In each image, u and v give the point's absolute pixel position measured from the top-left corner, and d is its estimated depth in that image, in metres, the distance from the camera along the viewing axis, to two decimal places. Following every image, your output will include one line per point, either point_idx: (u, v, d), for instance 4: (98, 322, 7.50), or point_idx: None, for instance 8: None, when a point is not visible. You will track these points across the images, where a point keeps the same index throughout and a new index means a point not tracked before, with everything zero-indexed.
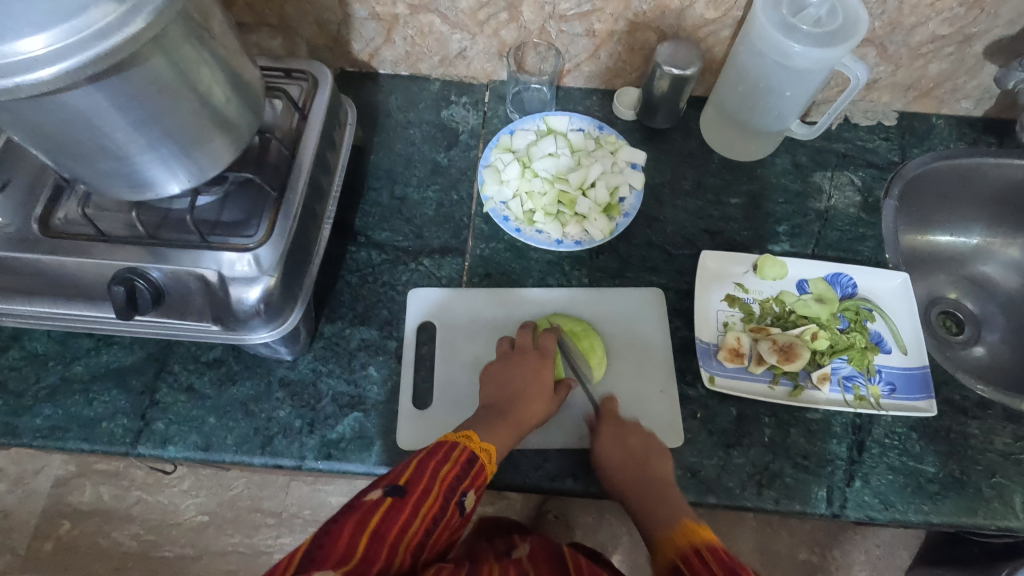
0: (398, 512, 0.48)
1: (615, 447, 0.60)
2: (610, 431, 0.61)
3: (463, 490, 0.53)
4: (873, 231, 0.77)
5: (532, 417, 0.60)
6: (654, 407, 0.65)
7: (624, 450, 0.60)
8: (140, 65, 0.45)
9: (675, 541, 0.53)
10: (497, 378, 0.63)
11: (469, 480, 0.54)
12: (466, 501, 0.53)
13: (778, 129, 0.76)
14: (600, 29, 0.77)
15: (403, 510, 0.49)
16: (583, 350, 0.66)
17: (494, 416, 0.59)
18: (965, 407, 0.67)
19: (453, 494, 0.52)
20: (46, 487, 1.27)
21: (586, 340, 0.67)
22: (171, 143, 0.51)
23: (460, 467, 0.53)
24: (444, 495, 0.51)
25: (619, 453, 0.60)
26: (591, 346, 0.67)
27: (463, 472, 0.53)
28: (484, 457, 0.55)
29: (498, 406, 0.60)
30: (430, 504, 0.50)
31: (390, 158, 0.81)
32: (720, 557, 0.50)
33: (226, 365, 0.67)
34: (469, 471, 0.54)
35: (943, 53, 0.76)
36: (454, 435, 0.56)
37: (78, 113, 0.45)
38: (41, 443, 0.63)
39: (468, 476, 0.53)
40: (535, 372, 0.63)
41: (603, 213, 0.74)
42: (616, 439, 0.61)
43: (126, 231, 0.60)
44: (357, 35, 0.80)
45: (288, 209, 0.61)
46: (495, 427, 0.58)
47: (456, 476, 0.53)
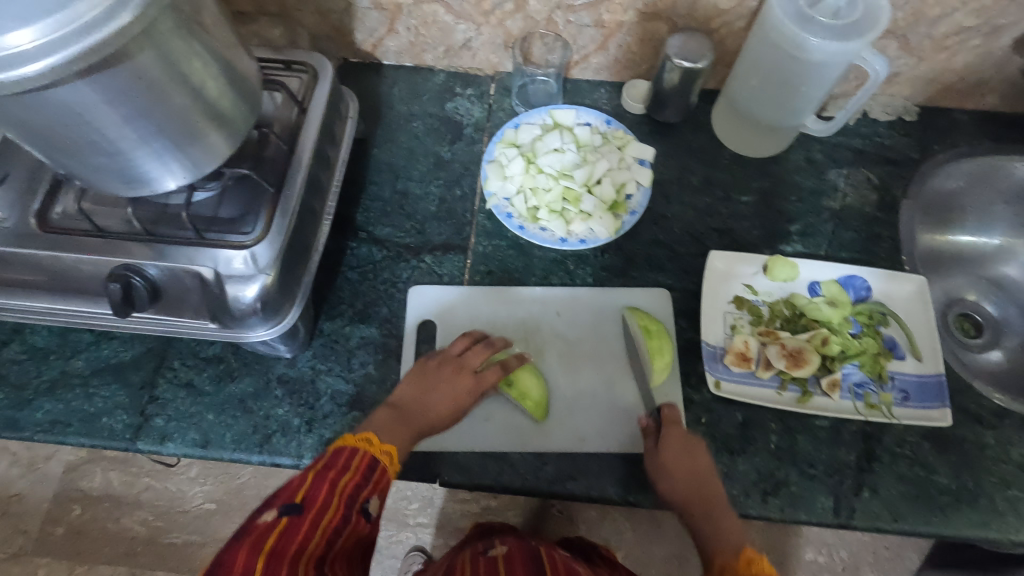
0: (296, 529, 0.44)
1: (679, 454, 0.57)
2: (675, 436, 0.59)
3: (367, 496, 0.50)
4: (889, 232, 0.74)
5: (431, 424, 0.58)
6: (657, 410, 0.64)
7: (684, 460, 0.57)
8: (129, 60, 0.43)
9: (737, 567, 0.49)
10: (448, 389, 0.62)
11: (370, 488, 0.50)
12: (370, 507, 0.50)
13: (793, 125, 0.74)
14: (609, 19, 0.74)
15: (301, 526, 0.44)
16: (650, 349, 0.64)
17: (397, 415, 0.57)
18: (981, 415, 0.64)
19: (355, 503, 0.48)
20: (57, 472, 1.29)
21: (656, 340, 0.64)
22: (165, 139, 0.50)
23: (360, 474, 0.50)
24: (345, 506, 0.47)
25: (681, 467, 0.57)
26: (659, 347, 0.64)
27: (364, 479, 0.50)
28: (388, 459, 0.53)
29: (403, 409, 0.58)
30: (329, 517, 0.46)
31: (393, 151, 0.79)
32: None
33: (225, 362, 0.67)
34: (369, 476, 0.50)
35: (970, 45, 0.73)
36: (354, 438, 0.53)
37: (68, 109, 0.44)
38: (42, 437, 0.63)
39: (368, 483, 0.50)
40: (454, 382, 0.60)
41: (609, 210, 0.72)
42: (682, 449, 0.58)
43: (124, 227, 0.59)
44: (359, 25, 0.78)
45: (286, 205, 0.60)
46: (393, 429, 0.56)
47: (358, 483, 0.49)
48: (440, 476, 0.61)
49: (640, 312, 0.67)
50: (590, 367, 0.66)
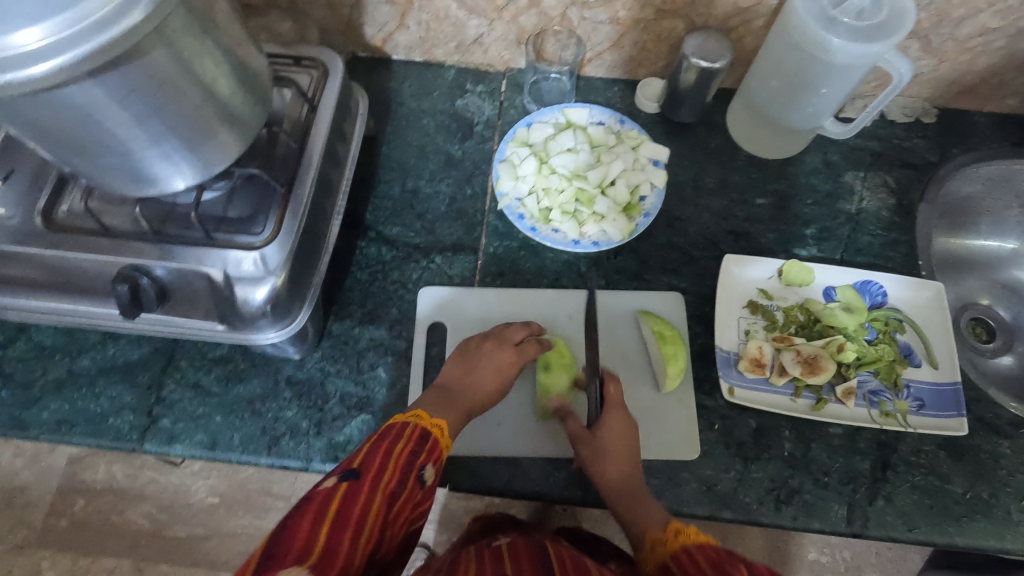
0: (357, 493, 0.44)
1: (617, 433, 0.58)
2: (616, 416, 0.59)
3: (422, 462, 0.50)
4: (906, 237, 0.73)
5: (471, 416, 0.58)
6: (669, 416, 0.63)
7: (622, 441, 0.58)
8: (139, 59, 0.42)
9: (666, 541, 0.50)
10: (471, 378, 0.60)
11: (425, 454, 0.51)
12: (427, 473, 0.50)
13: (811, 127, 0.72)
14: (625, 16, 0.73)
15: (361, 490, 0.45)
16: (665, 355, 0.63)
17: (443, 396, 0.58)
18: (997, 425, 0.64)
19: (412, 468, 0.48)
20: (61, 464, 1.28)
21: (672, 346, 0.63)
22: (174, 138, 0.49)
23: (412, 442, 0.50)
24: (402, 470, 0.48)
25: (618, 445, 0.57)
26: (674, 353, 0.63)
27: (417, 447, 0.50)
28: (438, 431, 0.53)
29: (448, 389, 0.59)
30: (386, 480, 0.46)
31: (402, 148, 0.78)
32: (711, 554, 0.46)
33: (233, 362, 0.66)
34: (424, 444, 0.51)
35: (993, 47, 0.71)
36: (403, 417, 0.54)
37: (76, 108, 0.43)
38: (49, 437, 0.62)
39: (423, 450, 0.51)
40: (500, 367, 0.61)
41: (622, 212, 0.71)
42: (620, 427, 0.58)
43: (131, 226, 0.58)
44: (370, 19, 0.76)
45: (296, 205, 0.59)
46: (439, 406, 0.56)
47: (413, 450, 0.50)
48: (450, 481, 0.60)
49: (655, 316, 0.66)
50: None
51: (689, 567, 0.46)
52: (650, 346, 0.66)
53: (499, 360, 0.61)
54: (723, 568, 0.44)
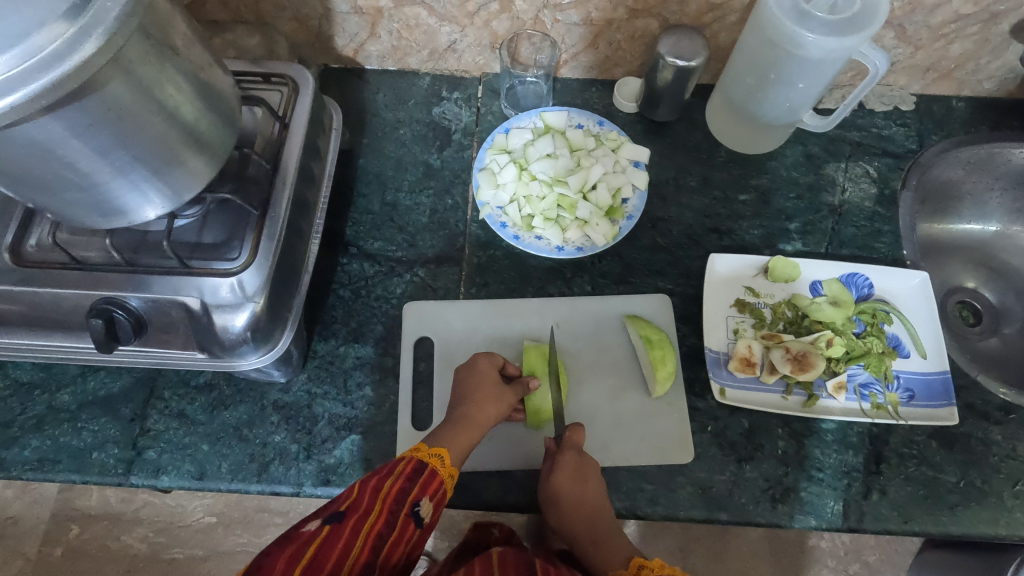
0: (338, 536, 0.47)
1: (570, 482, 0.56)
2: (568, 464, 0.56)
3: (415, 498, 0.52)
4: (890, 226, 0.73)
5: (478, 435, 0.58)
6: (661, 421, 0.63)
7: (576, 489, 0.56)
8: (96, 92, 0.41)
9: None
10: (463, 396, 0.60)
11: (418, 490, 0.52)
12: (420, 510, 0.52)
13: (789, 121, 0.72)
14: (598, 17, 0.72)
15: (343, 533, 0.47)
16: (653, 359, 0.63)
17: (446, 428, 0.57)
18: (987, 411, 0.64)
19: (401, 507, 0.51)
20: (52, 493, 1.26)
21: (659, 350, 0.63)
22: (141, 168, 0.48)
23: (405, 478, 0.52)
24: (392, 509, 0.50)
25: (571, 495, 0.56)
26: (662, 357, 0.63)
27: (410, 484, 0.52)
28: (438, 462, 0.54)
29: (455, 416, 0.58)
30: (372, 523, 0.49)
31: (380, 160, 0.77)
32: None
33: (218, 389, 0.65)
34: (416, 479, 0.52)
35: (966, 33, 0.71)
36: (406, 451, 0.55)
37: (35, 144, 0.42)
38: (31, 476, 0.61)
39: (416, 485, 0.52)
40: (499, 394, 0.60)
41: (606, 216, 0.70)
42: (575, 476, 0.56)
43: (103, 257, 0.57)
44: (340, 30, 0.75)
45: (272, 228, 0.57)
46: (449, 435, 0.56)
47: (403, 487, 0.52)
48: None
49: (642, 321, 0.66)
50: (593, 381, 0.65)
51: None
52: (639, 351, 0.65)
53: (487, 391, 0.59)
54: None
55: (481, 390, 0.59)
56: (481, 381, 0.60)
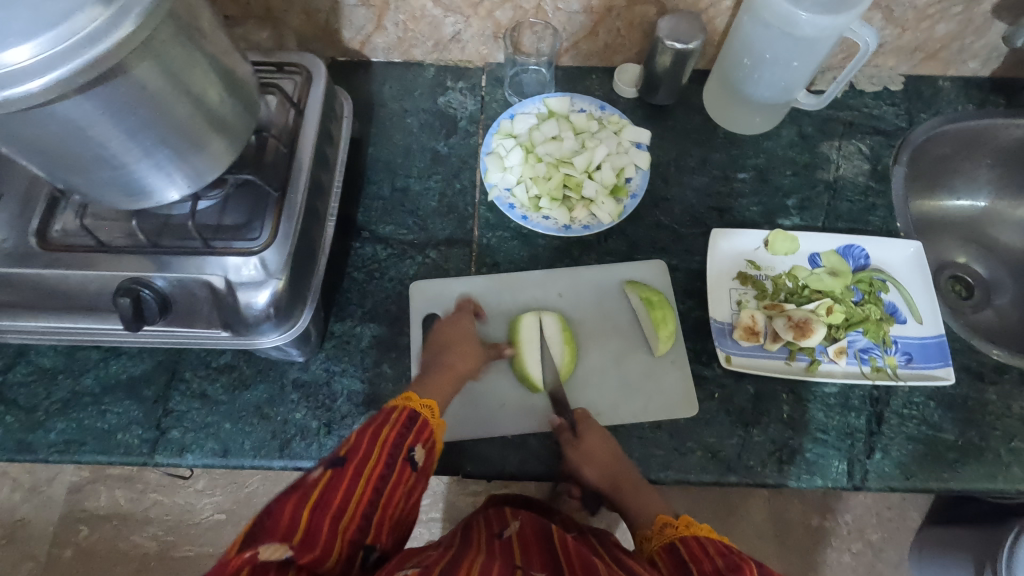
0: (340, 480, 0.48)
1: (594, 442, 0.60)
2: (586, 438, 0.60)
3: (410, 444, 0.52)
4: (883, 201, 0.76)
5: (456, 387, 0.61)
6: (666, 378, 0.65)
7: (600, 447, 0.60)
8: (130, 72, 0.43)
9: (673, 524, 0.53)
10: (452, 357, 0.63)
11: (413, 437, 0.53)
12: (416, 455, 0.52)
13: (784, 101, 0.75)
14: (598, 5, 0.75)
15: (345, 476, 0.48)
16: (656, 320, 0.65)
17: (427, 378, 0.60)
18: (982, 372, 0.67)
19: (399, 453, 0.51)
20: (61, 494, 1.27)
21: (660, 310, 0.66)
22: (168, 149, 0.50)
23: (401, 426, 0.53)
24: (390, 454, 0.51)
25: (597, 455, 0.60)
26: (663, 317, 0.66)
27: (406, 431, 0.53)
28: (428, 413, 0.56)
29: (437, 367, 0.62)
30: (374, 467, 0.49)
31: (389, 149, 0.79)
32: (719, 546, 0.49)
33: (238, 370, 0.66)
34: (411, 427, 0.53)
35: (951, 13, 0.74)
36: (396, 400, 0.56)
37: (70, 123, 0.44)
38: (58, 458, 0.62)
39: (411, 433, 0.53)
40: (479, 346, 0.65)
41: (610, 195, 0.73)
42: (595, 437, 0.61)
43: (127, 240, 0.59)
44: (347, 23, 0.77)
45: (291, 209, 0.60)
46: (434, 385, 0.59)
47: (400, 434, 0.52)
48: (463, 469, 0.61)
49: (641, 286, 0.69)
50: (598, 346, 0.68)
51: (696, 553, 0.49)
52: (640, 315, 0.68)
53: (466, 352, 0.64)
54: (732, 560, 0.47)
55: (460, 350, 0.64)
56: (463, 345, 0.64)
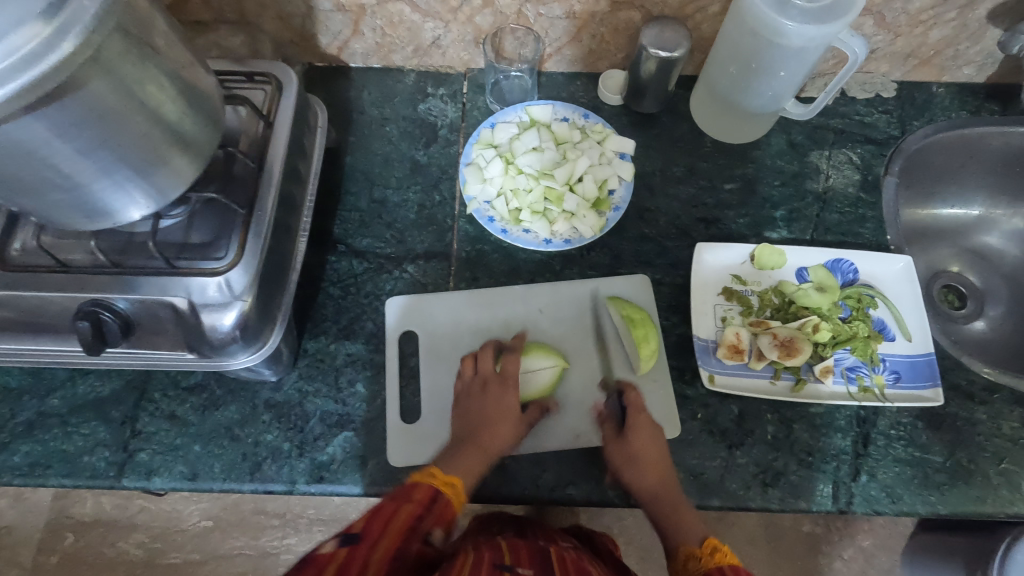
0: (357, 555, 0.44)
1: (647, 443, 0.59)
2: (644, 423, 0.60)
3: (427, 527, 0.50)
4: (873, 212, 0.74)
5: (494, 447, 0.59)
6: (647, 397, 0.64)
7: (654, 447, 0.59)
8: (76, 91, 0.41)
9: (700, 556, 0.54)
10: (464, 414, 0.61)
11: (433, 519, 0.51)
12: (432, 535, 0.49)
13: (772, 109, 0.73)
14: (581, 10, 0.72)
15: (361, 551, 0.45)
16: (636, 338, 0.64)
17: (460, 447, 0.58)
18: (972, 391, 0.65)
19: (417, 531, 0.48)
20: (47, 501, 1.25)
21: (642, 329, 0.64)
22: (125, 168, 0.48)
23: (419, 506, 0.50)
24: (405, 532, 0.48)
25: (648, 451, 0.59)
26: (645, 336, 0.64)
27: (427, 510, 0.51)
28: (450, 490, 0.53)
29: (461, 438, 0.59)
30: (394, 542, 0.46)
31: (367, 158, 0.77)
32: (741, 575, 0.50)
33: (209, 390, 0.65)
34: (431, 508, 0.51)
35: (944, 19, 0.72)
36: (419, 474, 0.54)
37: (15, 146, 0.41)
38: (22, 481, 0.61)
39: (432, 513, 0.51)
40: (498, 399, 0.61)
41: (592, 208, 0.71)
42: (646, 433, 0.60)
43: (88, 259, 0.57)
44: (323, 28, 0.75)
45: (258, 225, 0.57)
46: (461, 458, 0.57)
47: (417, 513, 0.50)
48: None
49: (623, 301, 0.67)
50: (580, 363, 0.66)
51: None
52: (621, 331, 0.67)
53: (497, 403, 0.60)
54: None
55: (483, 407, 0.60)
56: (477, 404, 0.61)
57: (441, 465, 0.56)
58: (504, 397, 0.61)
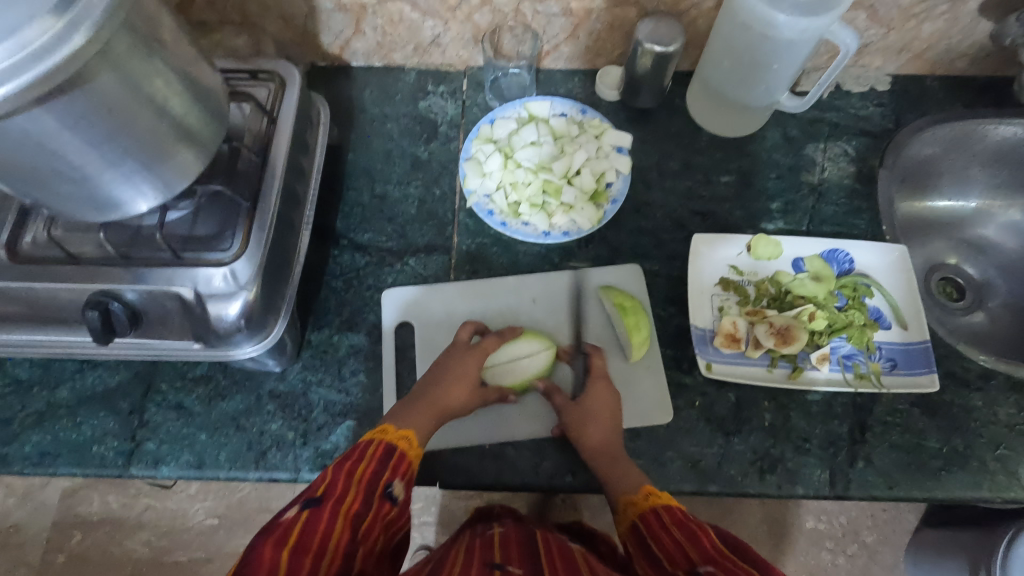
0: (318, 517, 0.45)
1: (599, 406, 0.61)
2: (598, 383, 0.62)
3: (387, 481, 0.51)
4: (869, 204, 0.75)
5: (449, 407, 0.60)
6: (639, 383, 0.65)
7: (608, 407, 0.61)
8: (85, 85, 0.42)
9: (636, 502, 0.53)
10: (437, 374, 0.61)
11: (390, 472, 0.52)
12: (394, 490, 0.51)
13: (767, 103, 0.74)
14: (578, 7, 0.73)
15: (322, 514, 0.45)
16: (627, 326, 0.64)
17: (423, 403, 0.59)
18: (968, 378, 0.66)
19: (374, 488, 0.49)
20: (55, 499, 1.26)
21: (633, 317, 0.65)
22: (133, 161, 0.49)
23: (377, 462, 0.51)
24: (365, 492, 0.49)
25: (601, 411, 0.60)
26: (636, 323, 0.64)
27: (382, 466, 0.51)
28: (406, 446, 0.54)
29: (420, 397, 0.59)
30: (349, 503, 0.47)
31: (368, 155, 0.78)
32: (677, 515, 0.50)
33: (214, 381, 0.66)
34: (388, 463, 0.52)
35: (936, 12, 0.73)
36: (375, 433, 0.55)
37: (27, 138, 0.43)
38: (32, 471, 0.62)
39: (387, 467, 0.52)
40: (466, 367, 0.62)
41: (590, 201, 0.72)
42: (601, 398, 0.61)
43: (98, 252, 0.58)
44: (325, 28, 0.77)
45: (263, 218, 0.59)
46: (412, 414, 0.57)
47: (376, 470, 0.51)
48: (439, 479, 0.61)
49: (615, 289, 0.68)
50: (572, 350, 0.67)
51: (655, 526, 0.50)
52: (614, 319, 0.68)
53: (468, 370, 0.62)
54: (688, 528, 0.49)
55: (457, 377, 0.61)
56: (456, 369, 0.61)
57: (397, 418, 0.57)
58: (469, 361, 0.62)
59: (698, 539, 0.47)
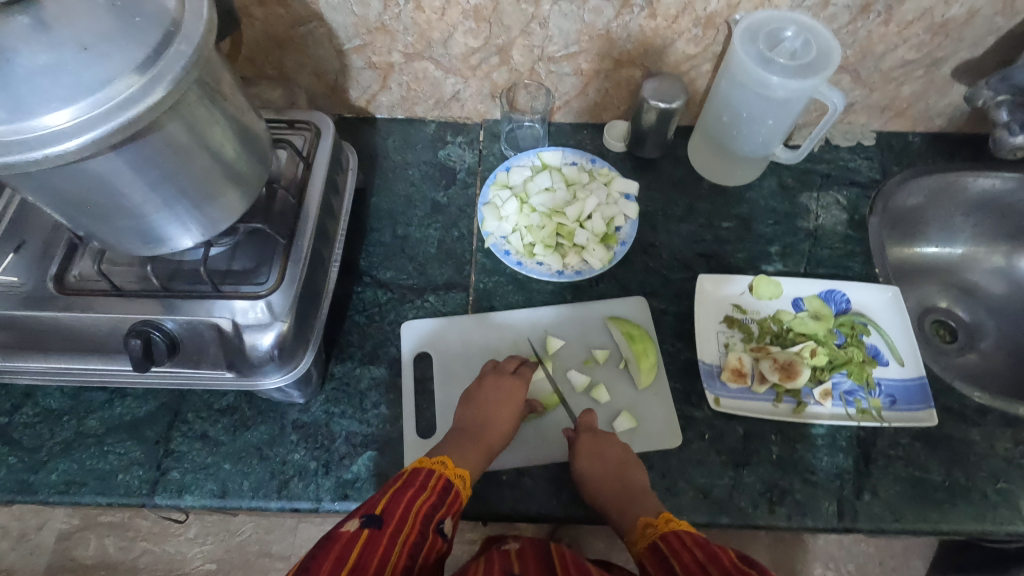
0: (376, 543, 0.47)
1: (594, 461, 0.61)
2: (586, 442, 0.62)
3: (440, 516, 0.53)
4: (861, 248, 0.80)
5: (493, 445, 0.61)
6: (648, 409, 0.68)
7: (615, 452, 0.62)
8: (158, 131, 0.47)
9: (656, 523, 0.55)
10: (472, 405, 0.64)
11: (444, 509, 0.53)
12: (445, 527, 0.52)
13: (762, 154, 0.80)
14: (588, 67, 0.80)
15: (381, 539, 0.48)
16: (636, 352, 0.69)
17: (464, 436, 0.61)
18: (965, 414, 0.68)
19: (431, 521, 0.51)
20: (51, 542, 1.24)
21: (640, 344, 0.70)
22: (185, 201, 0.53)
23: (435, 496, 0.53)
24: (421, 523, 0.50)
25: (599, 465, 0.60)
26: (643, 350, 0.70)
27: (439, 501, 0.53)
28: (461, 484, 0.56)
29: (468, 430, 0.62)
30: (407, 533, 0.49)
31: (391, 198, 0.83)
32: (697, 538, 0.53)
33: (239, 412, 0.68)
34: (445, 498, 0.54)
35: (914, 76, 0.80)
36: (429, 462, 0.57)
37: (100, 177, 0.47)
38: (57, 498, 0.63)
39: (443, 504, 0.54)
40: (510, 394, 0.64)
41: (601, 242, 0.77)
42: (594, 452, 0.62)
43: (140, 285, 0.62)
44: (354, 83, 0.83)
45: (297, 255, 0.63)
46: (464, 450, 0.59)
47: (433, 504, 0.53)
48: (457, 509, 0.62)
49: (622, 321, 0.72)
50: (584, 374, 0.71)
51: (676, 546, 0.52)
52: (621, 348, 0.72)
53: (504, 395, 0.64)
54: (710, 549, 0.51)
55: (492, 408, 0.63)
56: (492, 397, 0.64)
57: (446, 452, 0.59)
58: (513, 389, 0.65)
59: (718, 559, 0.50)
